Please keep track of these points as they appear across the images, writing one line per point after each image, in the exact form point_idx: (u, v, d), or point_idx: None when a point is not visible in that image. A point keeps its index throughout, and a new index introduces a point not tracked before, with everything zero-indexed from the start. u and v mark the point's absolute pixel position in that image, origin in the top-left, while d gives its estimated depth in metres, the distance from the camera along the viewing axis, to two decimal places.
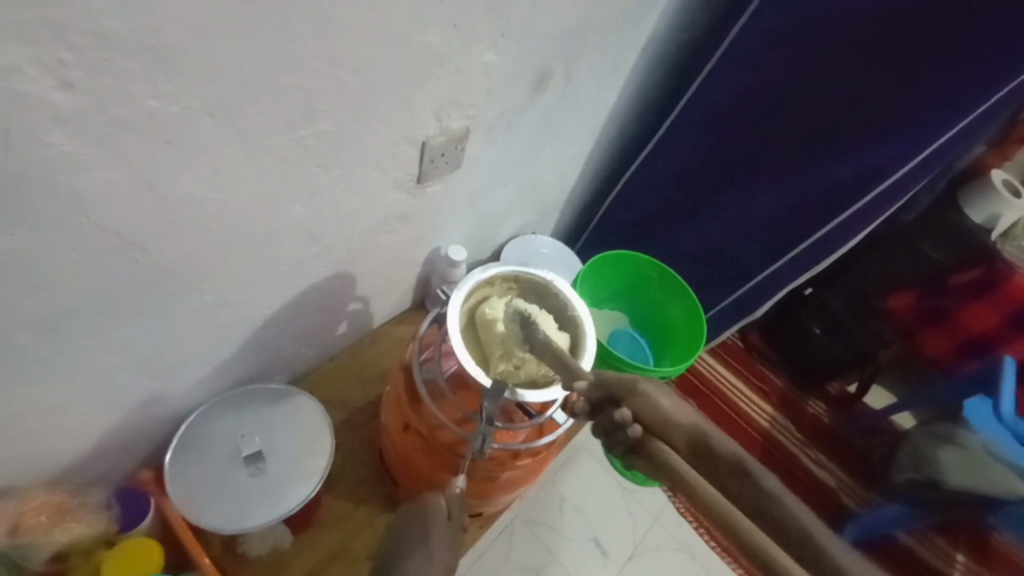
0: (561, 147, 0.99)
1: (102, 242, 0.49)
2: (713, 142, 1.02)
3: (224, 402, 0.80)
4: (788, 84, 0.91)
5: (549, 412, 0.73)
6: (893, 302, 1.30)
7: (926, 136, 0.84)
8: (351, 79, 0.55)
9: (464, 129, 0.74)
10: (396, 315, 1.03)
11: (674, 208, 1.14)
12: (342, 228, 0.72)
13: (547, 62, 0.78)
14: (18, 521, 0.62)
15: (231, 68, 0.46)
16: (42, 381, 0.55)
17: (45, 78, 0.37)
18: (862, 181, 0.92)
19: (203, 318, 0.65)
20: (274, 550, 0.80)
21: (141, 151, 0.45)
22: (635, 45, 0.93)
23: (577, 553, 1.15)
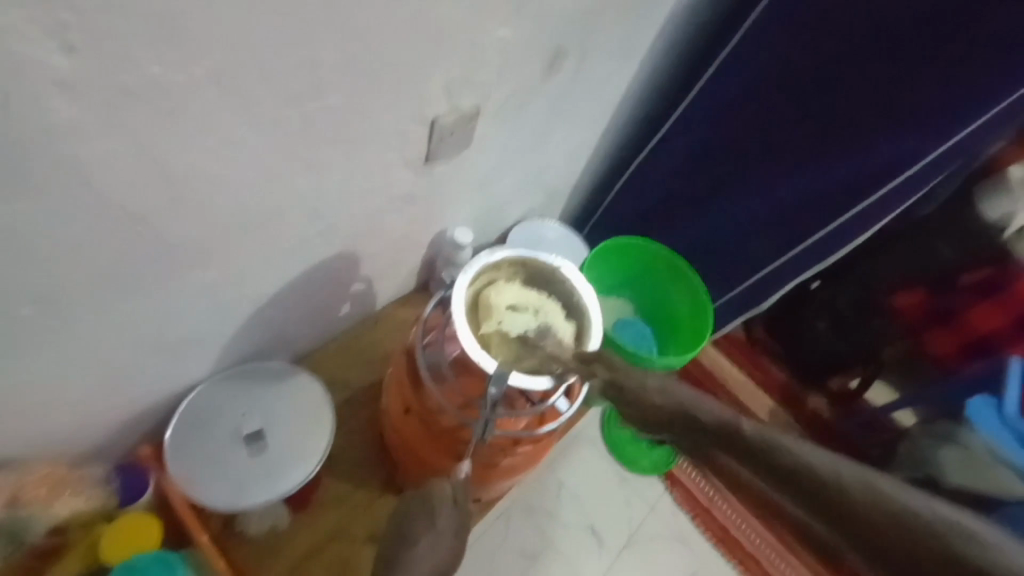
0: (571, 130, 0.97)
1: (103, 214, 0.47)
2: (728, 130, 1.00)
3: (223, 380, 0.78)
4: (807, 72, 0.88)
5: (551, 400, 0.72)
6: (899, 300, 1.28)
7: (948, 128, 0.82)
8: (362, 52, 0.54)
9: (475, 108, 0.73)
10: (399, 296, 1.02)
11: (684, 196, 1.12)
12: (348, 206, 0.70)
13: (562, 41, 0.76)
14: (18, 494, 0.62)
15: (239, 38, 0.44)
16: (43, 353, 0.54)
17: (47, 41, 0.36)
18: (880, 174, 0.90)
19: (204, 294, 0.64)
20: (273, 529, 0.80)
21: (143, 120, 0.44)
22: (652, 26, 0.91)
23: (573, 540, 1.16)
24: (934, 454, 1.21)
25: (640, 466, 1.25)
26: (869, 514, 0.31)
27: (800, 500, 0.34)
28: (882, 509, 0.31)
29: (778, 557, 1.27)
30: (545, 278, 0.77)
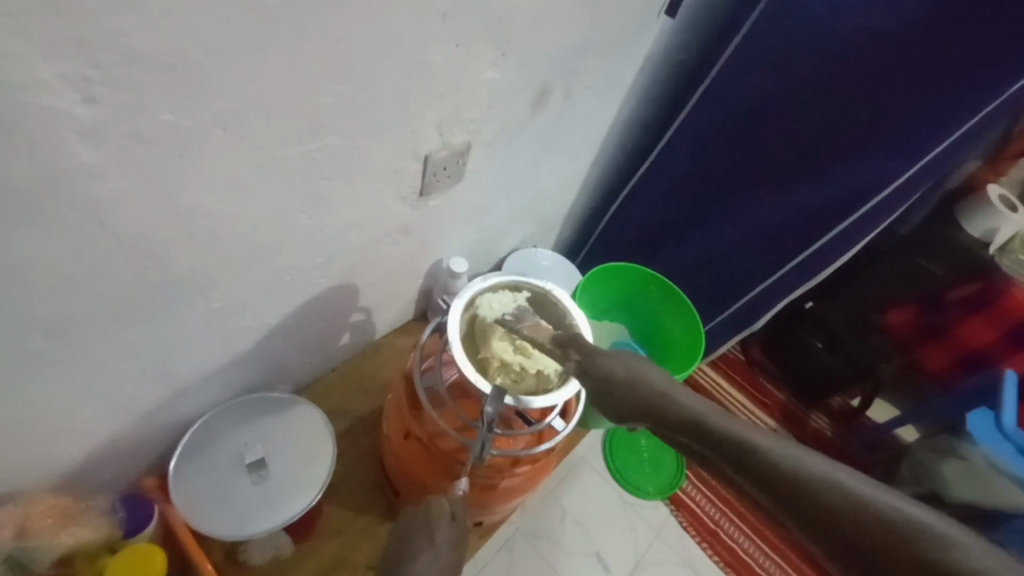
0: (560, 162, 1.01)
1: (115, 249, 0.50)
2: (711, 157, 1.04)
3: (228, 411, 0.81)
4: (782, 101, 0.93)
5: (547, 419, 0.74)
6: (892, 318, 1.31)
7: (918, 149, 0.85)
8: (358, 95, 0.58)
9: (466, 143, 0.77)
10: (397, 326, 1.05)
11: (672, 221, 1.15)
12: (346, 239, 0.74)
13: (546, 80, 0.80)
14: (25, 524, 0.63)
15: (245, 85, 0.48)
16: (55, 384, 0.56)
17: (70, 93, 0.39)
18: (857, 194, 0.94)
19: (209, 325, 0.66)
20: (275, 558, 0.81)
21: (155, 162, 0.47)
22: (634, 62, 0.96)
23: (577, 568, 1.15)
24: (935, 466, 1.22)
25: (646, 491, 1.27)
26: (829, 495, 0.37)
27: (822, 520, 0.37)
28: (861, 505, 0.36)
29: None
30: (539, 302, 0.80)
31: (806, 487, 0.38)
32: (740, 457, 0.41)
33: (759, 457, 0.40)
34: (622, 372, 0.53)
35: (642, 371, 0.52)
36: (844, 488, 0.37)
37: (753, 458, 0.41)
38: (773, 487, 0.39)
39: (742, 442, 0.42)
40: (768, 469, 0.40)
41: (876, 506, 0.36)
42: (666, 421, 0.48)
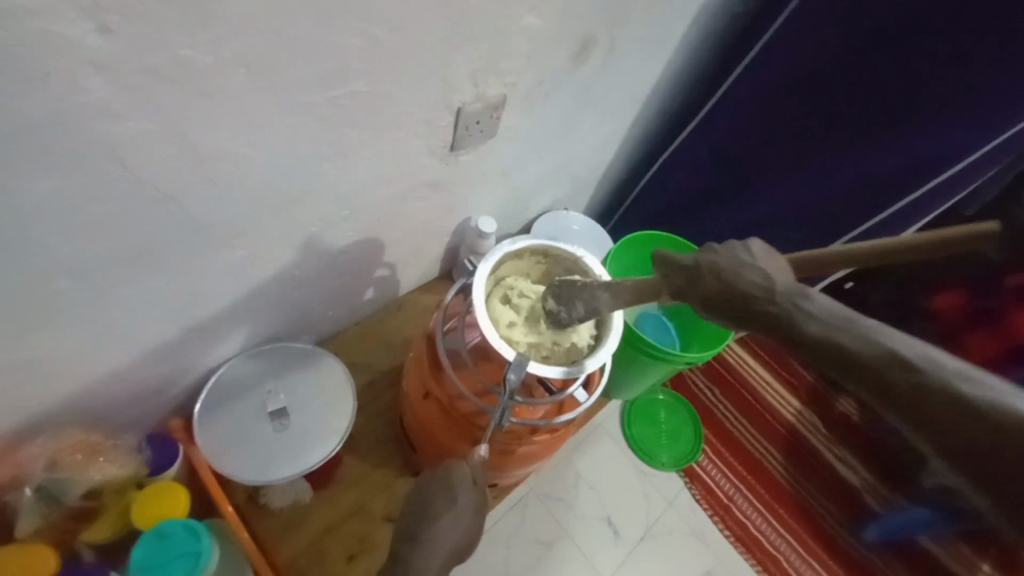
0: (598, 120, 0.95)
1: (138, 191, 0.49)
2: (762, 124, 0.97)
3: (251, 358, 0.81)
4: (843, 61, 0.85)
5: (570, 390, 0.74)
6: (938, 302, 1.20)
7: (997, 123, 0.80)
8: (387, 36, 0.54)
9: (501, 96, 0.72)
10: (422, 284, 1.03)
11: (711, 191, 1.10)
12: (374, 192, 0.71)
13: (589, 29, 0.75)
14: (55, 457, 0.66)
15: (268, 20, 0.45)
16: (78, 326, 0.57)
17: (83, 21, 0.37)
18: (933, 163, 0.87)
19: (234, 273, 0.66)
20: (295, 503, 0.83)
21: (178, 101, 0.45)
22: (684, 14, 0.89)
23: (588, 531, 1.15)
24: None
25: (660, 460, 1.26)
26: (719, 283, 0.43)
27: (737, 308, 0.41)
28: (747, 287, 0.41)
29: (797, 556, 1.24)
30: (568, 268, 0.77)
31: (902, 385, 0.32)
32: (742, 302, 0.41)
33: (720, 280, 0.43)
34: (758, 270, 0.41)
35: (767, 251, 0.43)
36: (766, 291, 0.40)
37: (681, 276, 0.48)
38: (945, 420, 0.30)
39: (695, 260, 0.46)
40: (893, 380, 0.33)
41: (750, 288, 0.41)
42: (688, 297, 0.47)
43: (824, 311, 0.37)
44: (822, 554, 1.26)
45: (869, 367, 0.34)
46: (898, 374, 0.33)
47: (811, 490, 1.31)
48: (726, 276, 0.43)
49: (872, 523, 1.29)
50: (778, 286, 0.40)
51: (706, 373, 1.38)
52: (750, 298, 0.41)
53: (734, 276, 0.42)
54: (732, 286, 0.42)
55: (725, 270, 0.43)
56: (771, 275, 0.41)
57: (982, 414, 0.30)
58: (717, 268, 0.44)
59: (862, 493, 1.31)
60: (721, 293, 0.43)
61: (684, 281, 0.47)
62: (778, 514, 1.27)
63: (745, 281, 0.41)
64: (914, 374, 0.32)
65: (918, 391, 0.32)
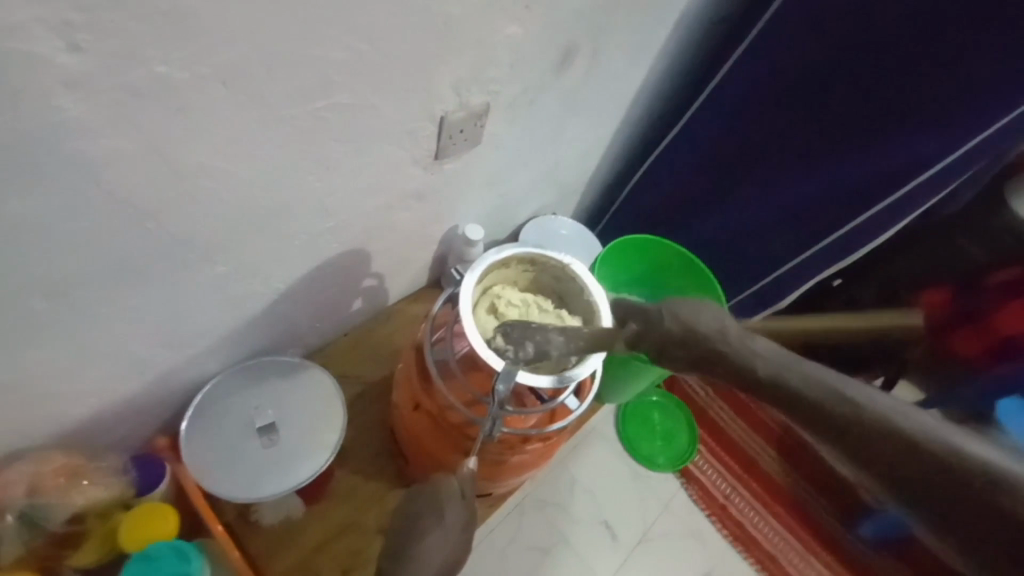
0: (583, 125, 0.95)
1: (114, 209, 0.48)
2: (747, 125, 0.97)
3: (237, 373, 0.80)
4: (824, 62, 0.86)
5: (561, 397, 0.73)
6: (924, 299, 1.17)
7: (974, 123, 0.79)
8: (368, 49, 0.53)
9: (485, 105, 0.72)
10: (411, 293, 1.02)
11: (698, 192, 1.10)
12: (358, 204, 0.71)
13: (572, 37, 0.74)
14: (37, 483, 0.64)
15: (245, 35, 0.44)
16: (59, 347, 0.56)
17: (54, 39, 0.36)
18: (904, 168, 0.87)
19: (217, 288, 0.65)
20: (285, 519, 0.82)
21: (153, 117, 0.44)
22: (666, 18, 0.89)
23: (584, 537, 1.15)
24: None
25: (654, 462, 1.25)
26: (673, 332, 0.41)
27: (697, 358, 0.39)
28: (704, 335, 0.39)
29: (794, 554, 1.24)
30: (557, 276, 0.76)
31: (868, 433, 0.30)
32: (701, 352, 0.39)
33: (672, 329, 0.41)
34: (713, 315, 0.39)
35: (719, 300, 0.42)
36: (722, 339, 0.38)
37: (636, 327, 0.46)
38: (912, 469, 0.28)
39: (650, 309, 0.45)
40: (856, 428, 0.30)
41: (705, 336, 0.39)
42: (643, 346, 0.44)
43: (773, 352, 0.36)
44: (818, 550, 1.26)
45: (830, 415, 0.32)
46: (849, 415, 0.31)
47: (805, 488, 1.31)
48: (684, 320, 0.40)
49: (865, 520, 1.28)
50: (732, 331, 0.38)
51: (699, 374, 1.38)
52: (709, 344, 0.38)
53: (688, 323, 0.40)
54: (687, 334, 0.40)
55: (677, 318, 0.41)
56: (724, 322, 0.39)
57: (946, 462, 0.27)
58: (670, 316, 0.41)
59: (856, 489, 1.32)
60: (677, 341, 0.40)
61: (642, 330, 0.45)
62: (772, 513, 1.27)
63: (698, 329, 0.39)
64: (875, 420, 0.30)
65: (873, 436, 0.30)
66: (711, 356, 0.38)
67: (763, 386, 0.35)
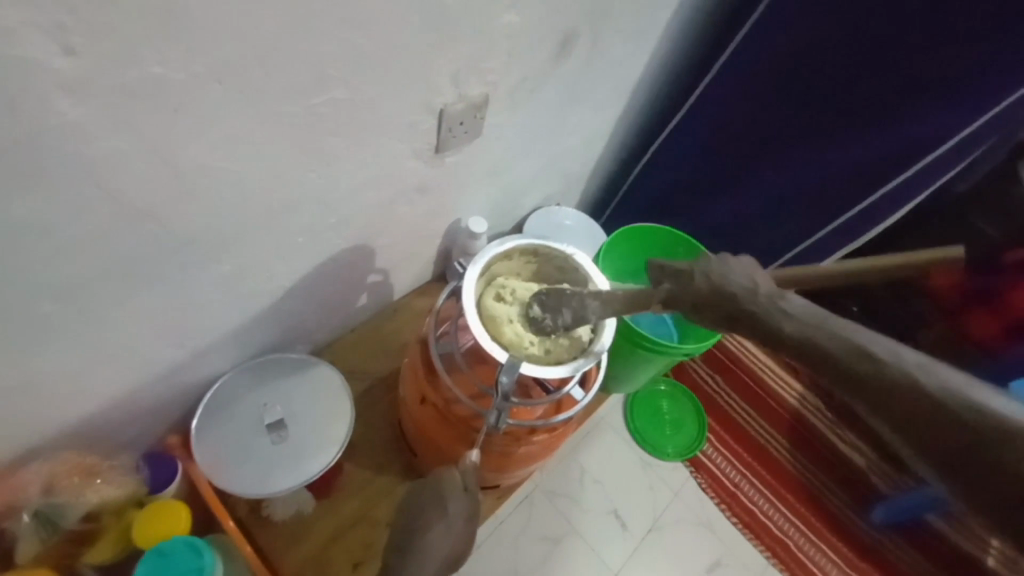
0: (585, 114, 0.95)
1: (116, 211, 0.49)
2: (752, 110, 0.96)
3: (245, 370, 0.81)
4: (827, 43, 0.84)
5: (566, 389, 0.73)
6: (935, 280, 1.18)
7: (987, 97, 0.78)
8: (363, 42, 0.53)
9: (484, 96, 0.72)
10: (416, 287, 1.03)
11: (703, 179, 1.09)
12: (361, 199, 0.71)
13: (570, 24, 0.74)
14: (52, 482, 0.65)
15: (238, 32, 0.44)
16: (67, 349, 0.56)
17: (48, 43, 0.36)
18: (916, 145, 0.86)
19: (223, 286, 0.65)
20: (297, 514, 0.83)
21: (151, 118, 0.45)
22: (666, 3, 0.88)
23: (595, 527, 1.15)
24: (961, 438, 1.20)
25: (664, 451, 1.25)
26: (706, 289, 0.42)
27: (726, 315, 0.41)
28: (733, 293, 0.40)
29: (806, 542, 1.24)
30: (561, 266, 0.76)
31: (884, 389, 0.31)
32: (730, 307, 0.40)
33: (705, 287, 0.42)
34: (745, 274, 0.41)
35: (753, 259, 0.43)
36: (750, 294, 0.39)
37: (665, 284, 0.47)
38: (925, 422, 0.30)
39: (680, 267, 0.46)
40: (874, 383, 0.32)
41: (735, 294, 0.40)
42: (674, 303, 0.46)
43: (797, 308, 0.37)
44: (831, 538, 1.25)
45: (847, 369, 0.33)
46: (869, 371, 0.32)
47: (817, 476, 1.31)
48: (715, 280, 0.42)
49: (877, 505, 1.29)
50: (763, 289, 0.39)
51: (706, 362, 1.38)
52: (738, 301, 0.40)
53: (720, 280, 0.42)
54: (719, 292, 0.41)
55: (711, 274, 0.43)
56: (756, 280, 0.40)
57: (956, 415, 0.29)
58: (703, 276, 0.43)
59: (868, 475, 1.31)
60: (710, 300, 0.42)
61: (670, 286, 0.47)
62: (784, 501, 1.27)
63: (729, 287, 0.41)
64: (893, 376, 0.31)
65: (889, 391, 0.31)
66: (740, 311, 0.40)
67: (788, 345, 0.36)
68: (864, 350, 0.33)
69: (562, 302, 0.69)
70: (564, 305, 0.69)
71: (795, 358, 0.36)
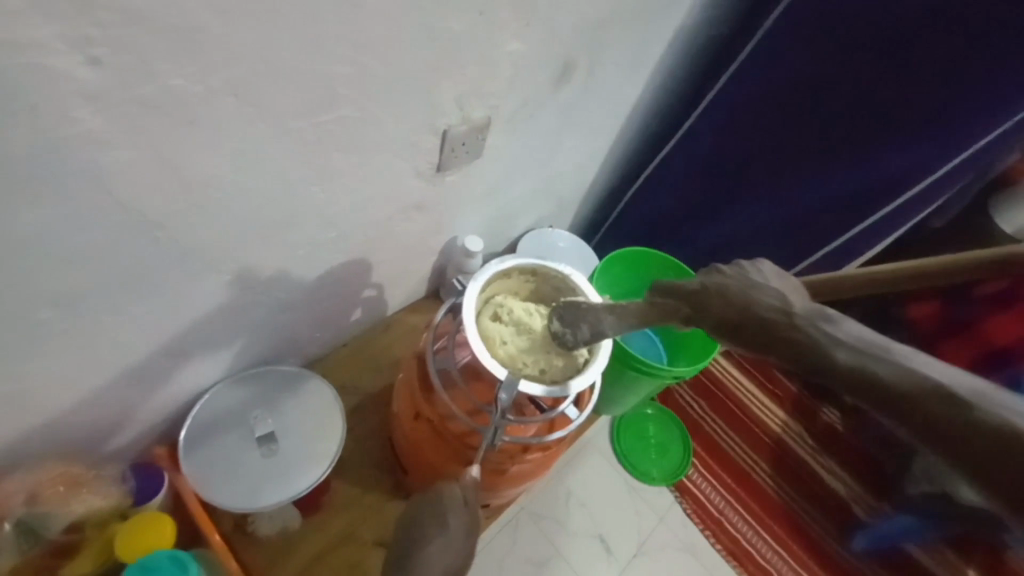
0: (581, 139, 0.97)
1: (123, 220, 0.49)
2: (740, 141, 1.00)
3: (237, 383, 0.81)
4: (813, 81, 0.88)
5: (560, 407, 0.74)
6: (914, 311, 1.22)
7: (961, 136, 0.82)
8: (373, 63, 0.55)
9: (485, 118, 0.74)
10: (410, 303, 1.03)
11: (692, 206, 1.12)
12: (362, 215, 0.72)
13: (570, 53, 0.77)
14: (36, 491, 0.65)
15: (255, 50, 0.46)
16: (61, 356, 0.56)
17: (73, 54, 0.38)
18: (896, 181, 0.90)
19: (221, 297, 0.65)
20: (283, 531, 0.82)
21: (166, 130, 0.46)
22: (661, 37, 0.91)
23: (581, 550, 1.15)
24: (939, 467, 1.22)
25: (650, 475, 1.26)
26: (734, 305, 0.43)
27: (753, 330, 0.41)
28: (760, 309, 0.41)
29: (789, 569, 1.24)
30: (558, 286, 0.78)
31: (912, 397, 0.30)
32: (757, 322, 0.41)
33: (733, 302, 0.43)
34: (771, 290, 0.41)
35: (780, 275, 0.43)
36: (778, 309, 0.40)
37: (692, 302, 0.48)
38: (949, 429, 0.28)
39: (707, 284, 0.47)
40: (900, 392, 0.31)
41: (762, 309, 0.41)
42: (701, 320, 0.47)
43: (827, 323, 0.37)
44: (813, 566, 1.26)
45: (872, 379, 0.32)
46: (895, 380, 0.31)
47: (800, 503, 1.32)
48: (744, 296, 0.42)
49: (858, 533, 1.30)
50: (793, 305, 0.39)
51: (693, 386, 1.39)
52: (765, 315, 0.40)
53: (747, 296, 0.42)
54: (746, 308, 0.42)
55: (737, 288, 0.43)
56: (783, 294, 0.40)
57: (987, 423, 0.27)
58: (731, 291, 0.44)
59: (849, 502, 1.33)
60: (737, 316, 0.42)
61: (696, 303, 0.47)
62: (767, 529, 1.28)
63: (756, 303, 0.41)
64: (921, 384, 0.30)
65: (915, 400, 0.30)
66: (766, 325, 0.40)
67: (824, 366, 0.35)
68: (910, 370, 0.31)
69: (574, 318, 0.71)
70: (575, 321, 0.70)
71: (822, 370, 0.35)
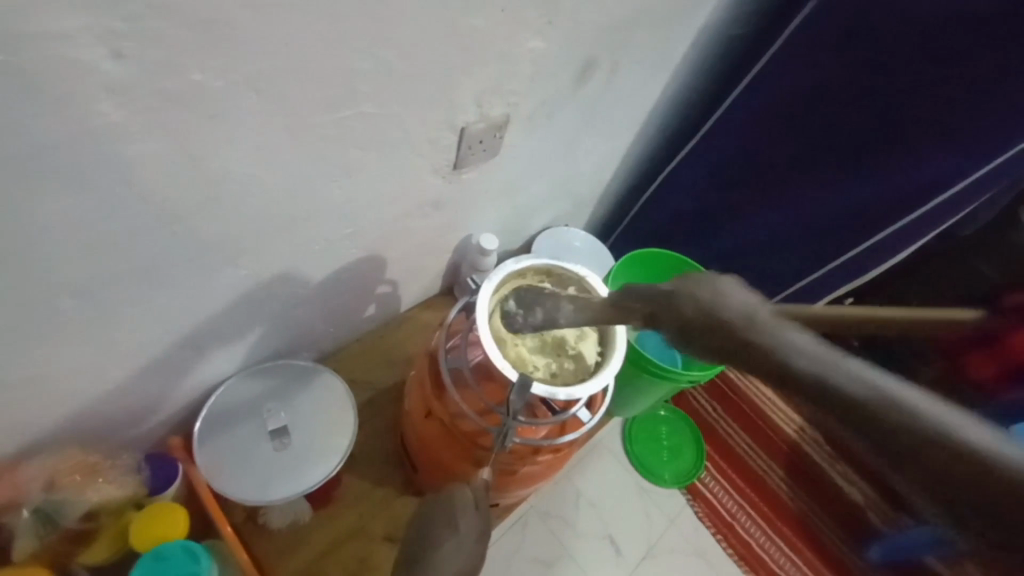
0: (600, 139, 0.96)
1: (142, 212, 0.49)
2: (763, 143, 0.98)
3: (251, 376, 0.81)
4: (841, 82, 0.86)
5: (572, 409, 0.72)
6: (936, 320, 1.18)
7: (991, 145, 0.81)
8: (395, 60, 0.54)
9: (505, 117, 0.73)
10: (424, 300, 1.03)
11: (711, 207, 1.10)
12: (379, 211, 0.72)
13: (592, 52, 0.75)
14: (53, 478, 0.65)
15: (279, 45, 0.46)
16: (80, 345, 0.57)
17: (98, 47, 0.38)
18: (924, 189, 0.88)
19: (237, 290, 0.66)
20: (294, 524, 0.82)
21: (187, 124, 0.46)
22: (685, 36, 0.90)
23: (590, 551, 1.14)
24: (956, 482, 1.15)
25: (661, 477, 1.24)
26: (695, 313, 0.35)
27: (716, 345, 0.33)
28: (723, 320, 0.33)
29: None
30: (573, 288, 0.77)
31: (902, 442, 0.24)
32: (719, 337, 0.33)
33: (696, 311, 0.35)
34: (737, 296, 0.33)
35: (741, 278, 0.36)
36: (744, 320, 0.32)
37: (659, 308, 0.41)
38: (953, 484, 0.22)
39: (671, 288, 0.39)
40: (889, 434, 0.24)
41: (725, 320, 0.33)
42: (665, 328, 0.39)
43: (799, 339, 0.29)
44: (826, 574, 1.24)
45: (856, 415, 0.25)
46: (886, 419, 0.24)
47: (814, 510, 1.30)
48: (706, 304, 0.35)
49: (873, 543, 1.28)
50: (759, 313, 0.32)
51: (707, 389, 1.38)
52: (727, 327, 0.33)
53: (713, 302, 0.34)
54: (707, 316, 0.34)
55: (699, 296, 0.36)
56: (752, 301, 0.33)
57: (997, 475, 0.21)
58: (692, 299, 0.36)
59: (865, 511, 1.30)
60: (699, 325, 0.35)
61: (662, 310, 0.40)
62: (781, 535, 1.26)
63: (718, 312, 0.34)
64: (914, 423, 0.24)
65: (904, 444, 0.24)
66: (726, 340, 0.33)
67: (786, 384, 0.28)
68: (890, 400, 0.25)
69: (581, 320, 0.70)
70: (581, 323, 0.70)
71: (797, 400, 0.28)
